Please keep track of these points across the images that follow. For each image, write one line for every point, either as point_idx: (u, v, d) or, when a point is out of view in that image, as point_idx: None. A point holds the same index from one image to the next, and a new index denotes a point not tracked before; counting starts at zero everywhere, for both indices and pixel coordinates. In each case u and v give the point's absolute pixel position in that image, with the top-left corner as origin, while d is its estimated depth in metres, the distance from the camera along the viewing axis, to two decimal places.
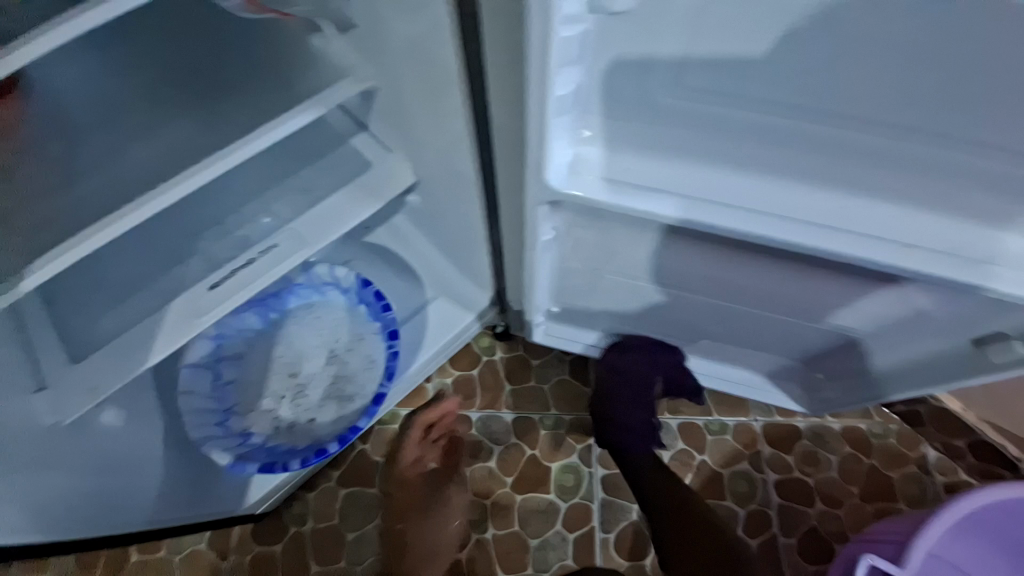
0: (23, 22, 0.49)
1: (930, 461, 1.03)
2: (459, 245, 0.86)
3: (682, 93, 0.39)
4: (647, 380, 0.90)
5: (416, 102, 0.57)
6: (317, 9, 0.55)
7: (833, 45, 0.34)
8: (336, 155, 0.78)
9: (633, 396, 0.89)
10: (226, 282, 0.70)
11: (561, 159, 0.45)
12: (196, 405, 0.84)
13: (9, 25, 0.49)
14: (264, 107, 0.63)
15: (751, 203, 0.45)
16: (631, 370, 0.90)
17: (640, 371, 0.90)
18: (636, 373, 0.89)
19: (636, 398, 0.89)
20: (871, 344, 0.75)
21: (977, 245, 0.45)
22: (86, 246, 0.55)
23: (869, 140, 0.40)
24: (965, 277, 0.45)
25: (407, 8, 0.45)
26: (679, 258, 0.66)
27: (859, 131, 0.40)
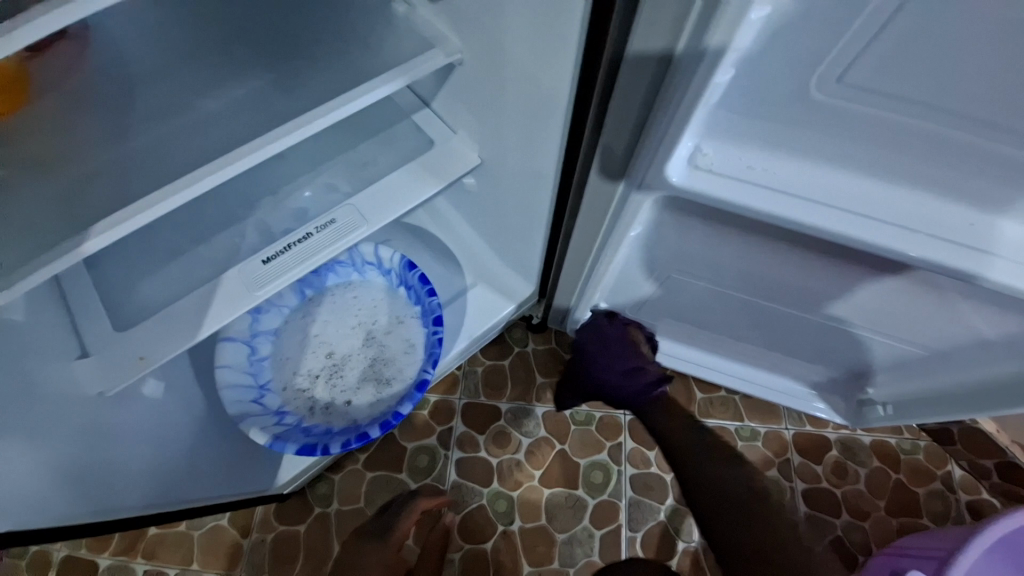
0: None
1: (955, 479, 1.03)
2: (509, 232, 0.84)
3: (842, 89, 0.38)
4: (614, 340, 0.89)
5: (510, 81, 0.56)
6: None
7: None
8: (396, 131, 0.75)
9: (605, 354, 0.89)
10: (282, 256, 0.67)
11: (681, 153, 0.45)
12: (232, 380, 0.81)
13: None
14: (341, 72, 0.60)
15: (861, 209, 0.44)
16: (595, 336, 0.91)
17: (609, 327, 0.90)
18: (611, 331, 0.90)
19: (614, 351, 0.89)
20: (934, 364, 0.73)
21: None
22: (164, 206, 0.52)
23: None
24: None
25: None
26: (754, 260, 0.64)
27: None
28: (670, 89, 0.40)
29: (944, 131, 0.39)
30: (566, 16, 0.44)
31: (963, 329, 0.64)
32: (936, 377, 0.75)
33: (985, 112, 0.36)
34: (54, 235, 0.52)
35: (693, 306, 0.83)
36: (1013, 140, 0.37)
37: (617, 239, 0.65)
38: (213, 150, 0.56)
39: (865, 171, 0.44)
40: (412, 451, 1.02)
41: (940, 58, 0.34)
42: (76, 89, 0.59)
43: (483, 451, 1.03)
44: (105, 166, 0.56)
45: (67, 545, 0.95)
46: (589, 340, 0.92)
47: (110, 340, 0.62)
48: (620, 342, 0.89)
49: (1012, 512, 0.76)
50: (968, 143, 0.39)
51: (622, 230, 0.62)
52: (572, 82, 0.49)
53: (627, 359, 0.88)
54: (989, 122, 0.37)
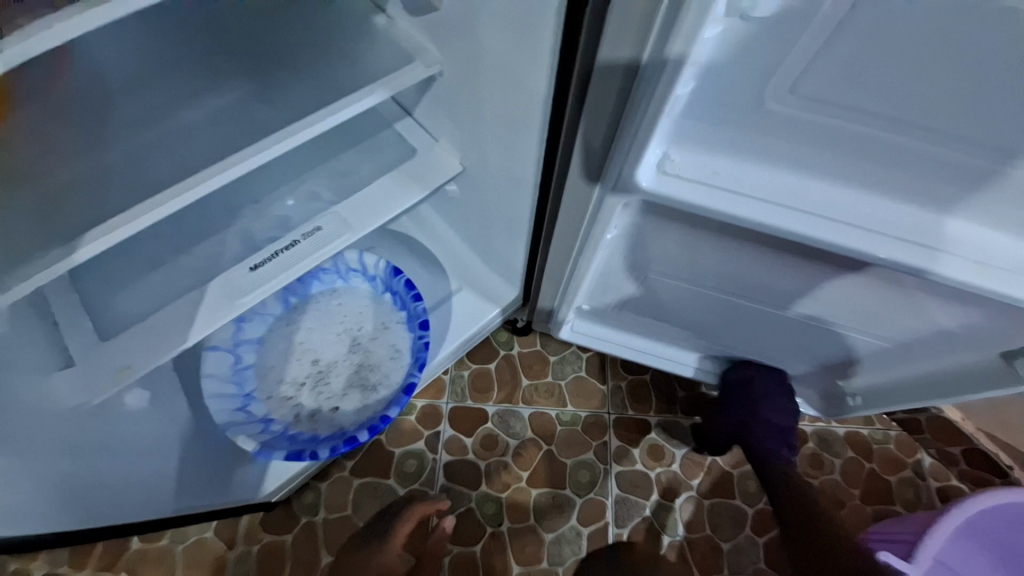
0: None
1: (924, 466, 1.08)
2: (492, 238, 0.86)
3: (793, 99, 0.41)
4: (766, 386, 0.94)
5: (488, 91, 0.58)
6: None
7: (958, 64, 0.35)
8: (378, 139, 0.77)
9: (764, 400, 0.93)
10: (267, 264, 0.68)
11: (650, 158, 0.47)
12: (217, 389, 0.81)
13: None
14: (324, 82, 0.61)
15: (815, 209, 0.48)
16: (741, 378, 0.97)
17: (756, 376, 0.96)
18: (747, 375, 0.96)
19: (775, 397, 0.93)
20: (898, 355, 0.77)
21: None
22: (151, 215, 0.53)
23: (973, 164, 0.42)
24: None
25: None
26: (725, 260, 0.67)
27: (963, 153, 0.41)
28: (638, 99, 0.43)
29: (889, 136, 0.42)
30: (540, 30, 0.46)
31: (922, 322, 0.67)
32: (901, 368, 0.79)
33: (923, 118, 0.39)
34: (33, 247, 0.51)
35: (670, 305, 0.86)
36: (951, 144, 0.41)
37: (594, 242, 0.67)
38: (197, 160, 0.57)
39: (820, 175, 0.47)
40: (400, 456, 1.02)
41: (880, 72, 0.37)
42: (53, 99, 0.59)
43: (471, 454, 1.04)
44: (86, 177, 0.56)
45: (44, 563, 0.93)
46: (738, 381, 0.97)
47: (92, 350, 0.62)
48: (775, 390, 0.94)
49: (973, 494, 0.80)
50: (911, 148, 0.42)
51: (600, 233, 0.65)
52: (547, 91, 0.52)
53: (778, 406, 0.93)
54: (928, 130, 0.40)
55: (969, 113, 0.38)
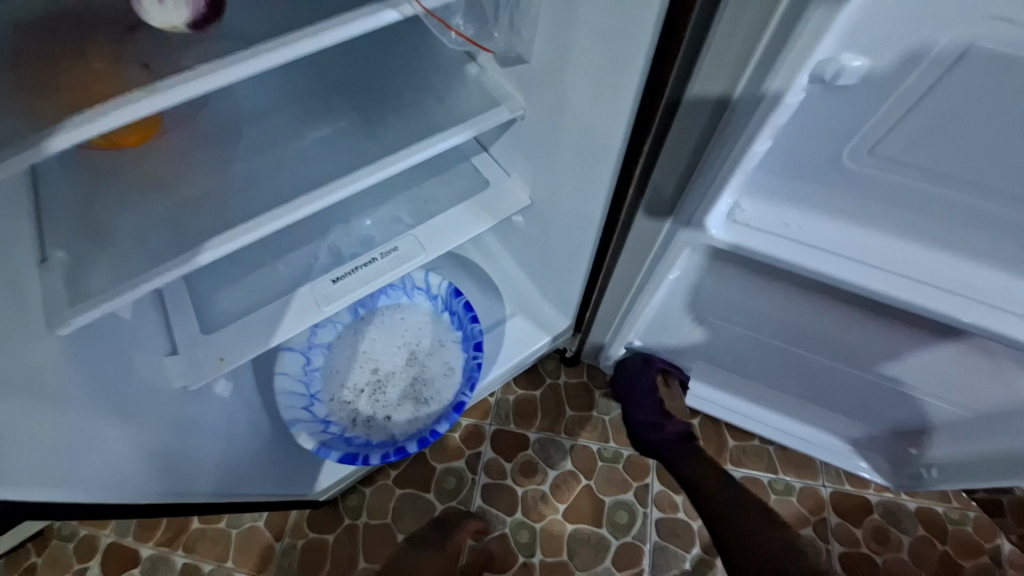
0: (244, 19, 0.53)
1: (1008, 556, 0.97)
2: (552, 268, 0.89)
3: (872, 161, 0.42)
4: (640, 382, 0.94)
5: (566, 134, 0.62)
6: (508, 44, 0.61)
7: None
8: (456, 170, 0.83)
9: (633, 399, 0.95)
10: (349, 276, 0.75)
11: (721, 207, 0.50)
12: (288, 386, 0.88)
13: (233, 19, 0.53)
14: (419, 119, 0.69)
15: (891, 267, 0.48)
16: (625, 380, 0.97)
17: (639, 370, 0.96)
18: (631, 373, 0.96)
19: (641, 393, 0.94)
20: (979, 426, 0.72)
21: None
22: (265, 228, 0.61)
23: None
24: None
25: (600, 50, 0.50)
26: (790, 309, 0.66)
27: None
28: (713, 151, 0.46)
29: (974, 201, 0.42)
30: (624, 85, 0.50)
31: (1007, 393, 0.63)
32: (982, 442, 0.74)
33: (1012, 186, 0.39)
34: (169, 247, 0.60)
35: (726, 350, 0.85)
36: None
37: (655, 280, 0.69)
38: (306, 181, 0.65)
39: (898, 233, 0.47)
40: (441, 471, 1.05)
41: (965, 140, 0.38)
42: (196, 123, 0.70)
43: (510, 478, 1.04)
44: (214, 189, 0.65)
45: (115, 531, 1.02)
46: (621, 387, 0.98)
47: (196, 340, 0.72)
48: (645, 385, 0.94)
49: None
50: (998, 215, 0.42)
51: (663, 272, 0.66)
52: (624, 138, 0.56)
53: (647, 401, 0.94)
54: (1017, 198, 0.40)
55: None
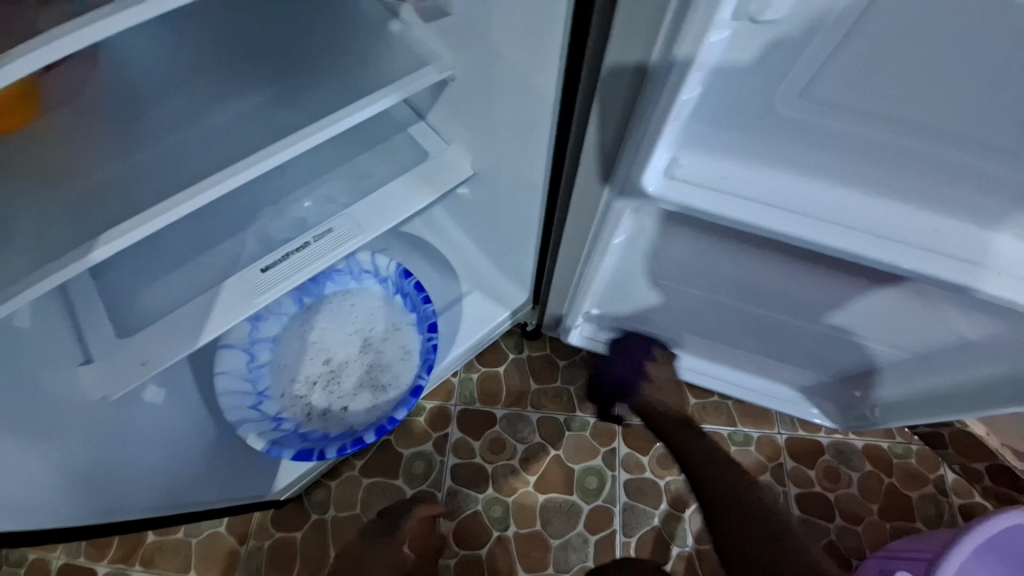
0: None
1: (947, 482, 1.04)
2: (503, 240, 0.86)
3: (806, 104, 0.40)
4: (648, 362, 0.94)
5: (498, 93, 0.58)
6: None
7: (970, 66, 0.34)
8: (393, 143, 0.78)
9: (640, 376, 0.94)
10: (279, 265, 0.70)
11: (658, 163, 0.47)
12: (230, 386, 0.84)
13: None
14: (340, 86, 0.63)
15: (829, 216, 0.47)
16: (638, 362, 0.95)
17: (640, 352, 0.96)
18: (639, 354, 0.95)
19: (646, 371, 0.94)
20: (913, 365, 0.76)
21: None
22: (165, 217, 0.54)
23: (998, 171, 0.41)
24: None
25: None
26: (737, 265, 0.66)
27: (981, 158, 0.40)
28: (644, 104, 0.43)
29: (907, 141, 0.41)
30: (550, 34, 0.46)
31: (944, 332, 0.66)
32: (923, 379, 0.77)
33: (941, 124, 0.39)
34: (58, 244, 0.53)
35: (678, 310, 0.85)
36: (970, 149, 0.40)
37: (602, 246, 0.67)
38: (216, 161, 0.59)
39: (833, 181, 0.47)
40: (408, 457, 1.03)
41: (894, 76, 0.36)
42: (80, 103, 0.62)
43: (479, 456, 1.04)
44: (108, 176, 0.58)
45: (63, 553, 0.96)
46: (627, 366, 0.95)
47: (114, 345, 0.65)
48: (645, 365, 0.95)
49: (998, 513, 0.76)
50: (926, 155, 0.42)
51: (609, 236, 0.64)
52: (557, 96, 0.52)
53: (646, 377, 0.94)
54: (945, 134, 0.40)
55: (985, 117, 0.37)
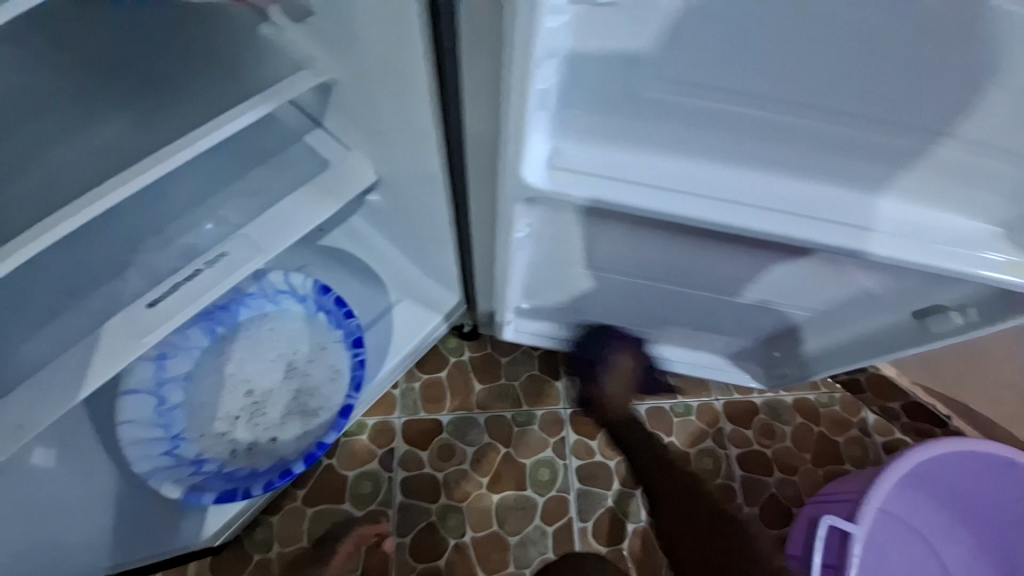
0: None
1: (870, 424, 1.11)
2: (422, 244, 0.84)
3: (665, 85, 0.40)
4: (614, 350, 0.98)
5: (381, 96, 0.55)
6: None
7: (804, 39, 0.36)
8: (287, 154, 0.73)
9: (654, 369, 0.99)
10: (167, 299, 0.64)
11: (538, 155, 0.46)
12: (137, 436, 0.77)
13: None
14: (208, 100, 0.58)
15: (713, 192, 0.48)
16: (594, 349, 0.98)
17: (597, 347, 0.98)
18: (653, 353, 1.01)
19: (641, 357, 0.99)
20: (820, 323, 0.80)
21: (923, 223, 0.50)
22: (18, 256, 0.46)
23: (849, 134, 0.43)
24: (925, 258, 0.49)
25: None
26: (647, 248, 0.66)
27: (832, 124, 0.43)
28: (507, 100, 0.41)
29: (768, 115, 0.43)
30: (413, 30, 0.44)
31: (847, 287, 0.69)
32: (838, 332, 0.80)
33: (792, 96, 0.41)
34: None
35: (605, 296, 0.85)
36: (824, 116, 0.42)
37: (505, 244, 0.63)
38: (68, 195, 0.52)
39: (711, 158, 0.47)
40: (354, 478, 0.99)
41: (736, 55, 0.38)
42: None
43: (428, 466, 1.01)
44: None
45: None
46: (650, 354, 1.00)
47: None
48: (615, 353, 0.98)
49: (913, 445, 0.82)
50: (788, 124, 0.43)
51: (509, 237, 0.62)
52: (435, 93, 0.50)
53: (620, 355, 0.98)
54: (797, 104, 0.41)
55: (826, 86, 0.39)
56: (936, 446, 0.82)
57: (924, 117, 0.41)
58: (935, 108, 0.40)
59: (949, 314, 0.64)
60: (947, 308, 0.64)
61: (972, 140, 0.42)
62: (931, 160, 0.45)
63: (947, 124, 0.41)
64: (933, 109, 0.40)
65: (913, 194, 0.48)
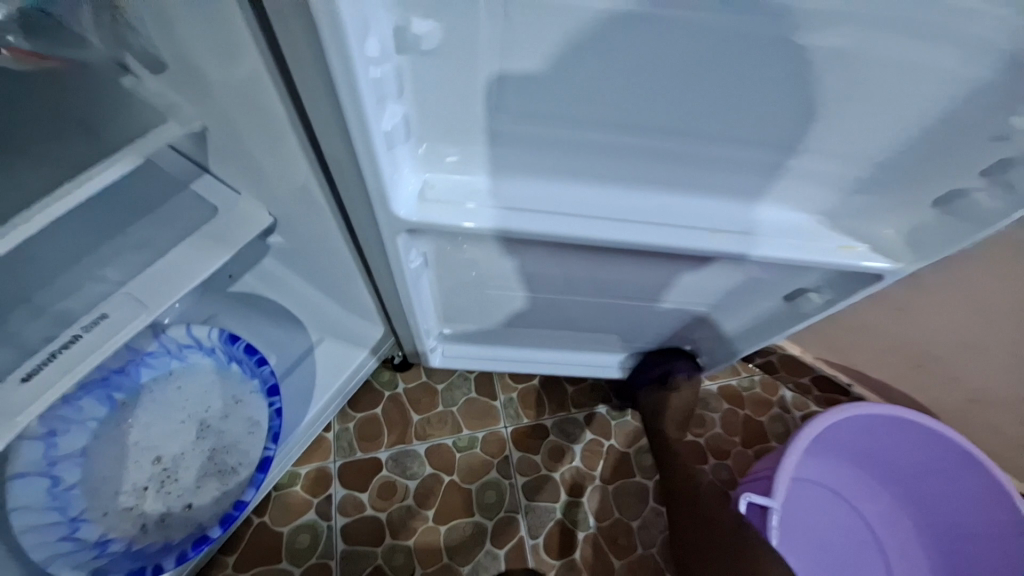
0: None
1: (788, 400, 1.22)
2: (332, 281, 0.83)
3: (504, 118, 0.46)
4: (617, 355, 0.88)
5: (252, 142, 0.55)
6: (117, 49, 0.49)
7: (615, 69, 0.41)
8: (171, 205, 0.70)
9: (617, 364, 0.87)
10: (43, 369, 0.58)
11: (409, 189, 0.51)
12: (31, 522, 0.68)
13: None
14: (63, 157, 0.55)
15: (578, 209, 0.53)
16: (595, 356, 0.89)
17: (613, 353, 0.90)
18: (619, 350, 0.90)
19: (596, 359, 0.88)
20: (720, 315, 0.85)
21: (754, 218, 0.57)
22: None
23: (674, 147, 0.50)
24: (773, 247, 0.55)
25: (215, 42, 0.43)
26: (544, 266, 0.69)
27: (660, 140, 0.49)
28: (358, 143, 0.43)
29: (604, 138, 0.49)
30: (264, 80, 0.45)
31: (737, 275, 0.71)
32: (734, 318, 0.85)
33: (618, 120, 0.47)
34: None
35: (523, 313, 0.88)
36: (652, 136, 0.48)
37: (402, 276, 0.65)
38: None
39: (570, 178, 0.53)
40: (290, 532, 0.94)
41: (559, 86, 0.43)
42: None
43: (369, 508, 0.98)
44: None
45: None
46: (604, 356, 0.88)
47: None
48: None
49: (826, 412, 0.88)
50: (622, 143, 0.49)
51: (405, 266, 0.64)
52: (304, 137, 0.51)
53: None
54: (624, 128, 0.47)
55: (644, 109, 0.45)
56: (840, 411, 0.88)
57: (731, 129, 0.47)
58: (736, 121, 0.47)
59: (809, 295, 0.71)
60: (807, 290, 0.71)
61: (770, 147, 0.49)
62: (755, 164, 0.51)
63: (754, 134, 0.48)
64: (734, 122, 0.47)
65: (747, 195, 0.55)
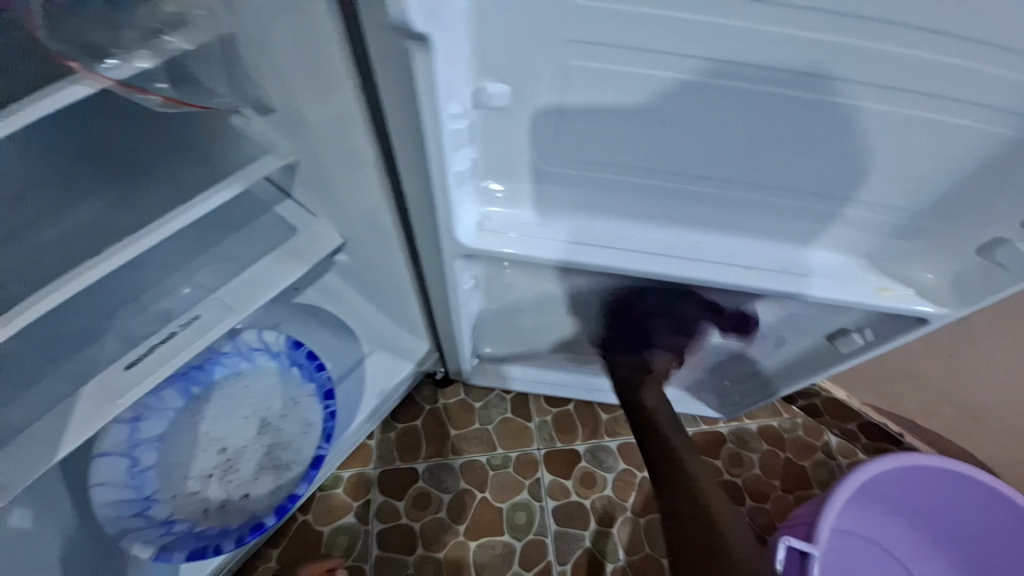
0: None
1: (833, 447, 1.16)
2: (386, 298, 0.90)
3: (557, 162, 0.52)
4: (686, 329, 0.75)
5: (335, 173, 0.64)
6: (238, 98, 0.59)
7: (658, 119, 0.47)
8: (257, 224, 0.80)
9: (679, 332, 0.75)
10: (145, 359, 0.67)
11: (470, 219, 0.56)
12: (111, 497, 0.78)
13: None
14: (183, 182, 0.65)
15: (620, 242, 0.57)
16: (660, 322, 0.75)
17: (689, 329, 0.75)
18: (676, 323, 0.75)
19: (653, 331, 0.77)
20: (758, 352, 0.85)
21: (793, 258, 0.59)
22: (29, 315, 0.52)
23: (711, 189, 0.53)
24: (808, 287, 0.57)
25: (318, 95, 0.51)
26: (583, 293, 0.73)
27: (698, 181, 0.53)
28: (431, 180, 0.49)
29: (649, 180, 0.53)
30: (355, 125, 0.53)
31: (774, 312, 0.72)
32: (774, 355, 0.85)
33: (662, 164, 0.51)
34: None
35: (561, 338, 0.91)
36: (692, 179, 0.53)
37: (454, 297, 0.71)
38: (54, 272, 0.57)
39: (612, 214, 0.57)
40: (329, 533, 1.00)
41: (609, 132, 0.49)
42: None
43: (403, 517, 1.02)
44: None
45: None
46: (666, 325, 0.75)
47: None
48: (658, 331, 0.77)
49: (876, 461, 0.85)
50: (663, 185, 0.53)
51: (457, 288, 0.69)
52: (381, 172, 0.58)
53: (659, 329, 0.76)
54: (666, 171, 0.52)
55: (685, 154, 0.50)
56: (890, 460, 0.85)
57: (767, 172, 0.51)
58: (772, 165, 0.50)
59: (851, 335, 0.70)
60: (849, 330, 0.71)
61: (806, 190, 0.52)
62: (790, 206, 0.54)
63: (789, 178, 0.51)
64: (770, 167, 0.50)
65: (784, 234, 0.58)
